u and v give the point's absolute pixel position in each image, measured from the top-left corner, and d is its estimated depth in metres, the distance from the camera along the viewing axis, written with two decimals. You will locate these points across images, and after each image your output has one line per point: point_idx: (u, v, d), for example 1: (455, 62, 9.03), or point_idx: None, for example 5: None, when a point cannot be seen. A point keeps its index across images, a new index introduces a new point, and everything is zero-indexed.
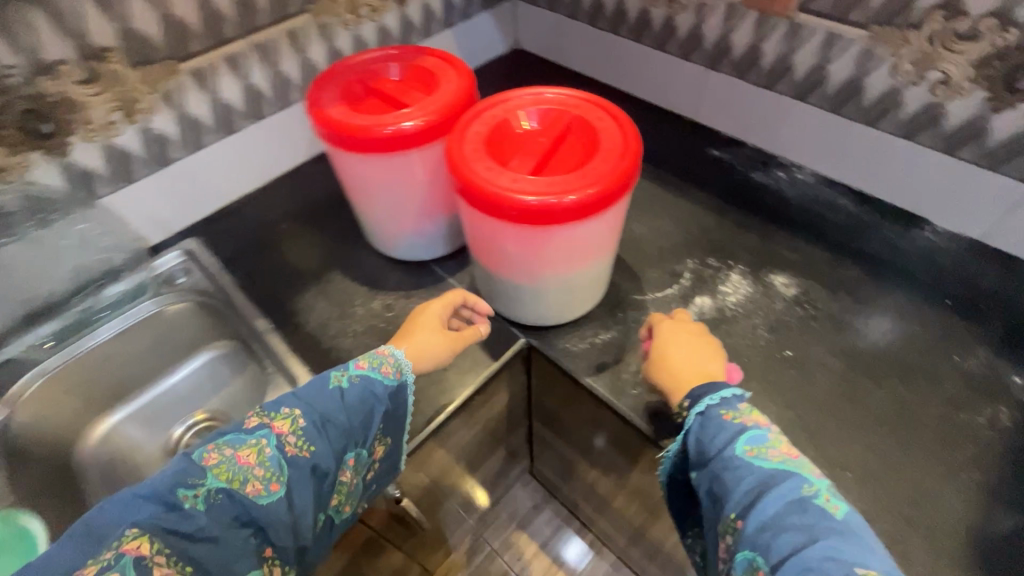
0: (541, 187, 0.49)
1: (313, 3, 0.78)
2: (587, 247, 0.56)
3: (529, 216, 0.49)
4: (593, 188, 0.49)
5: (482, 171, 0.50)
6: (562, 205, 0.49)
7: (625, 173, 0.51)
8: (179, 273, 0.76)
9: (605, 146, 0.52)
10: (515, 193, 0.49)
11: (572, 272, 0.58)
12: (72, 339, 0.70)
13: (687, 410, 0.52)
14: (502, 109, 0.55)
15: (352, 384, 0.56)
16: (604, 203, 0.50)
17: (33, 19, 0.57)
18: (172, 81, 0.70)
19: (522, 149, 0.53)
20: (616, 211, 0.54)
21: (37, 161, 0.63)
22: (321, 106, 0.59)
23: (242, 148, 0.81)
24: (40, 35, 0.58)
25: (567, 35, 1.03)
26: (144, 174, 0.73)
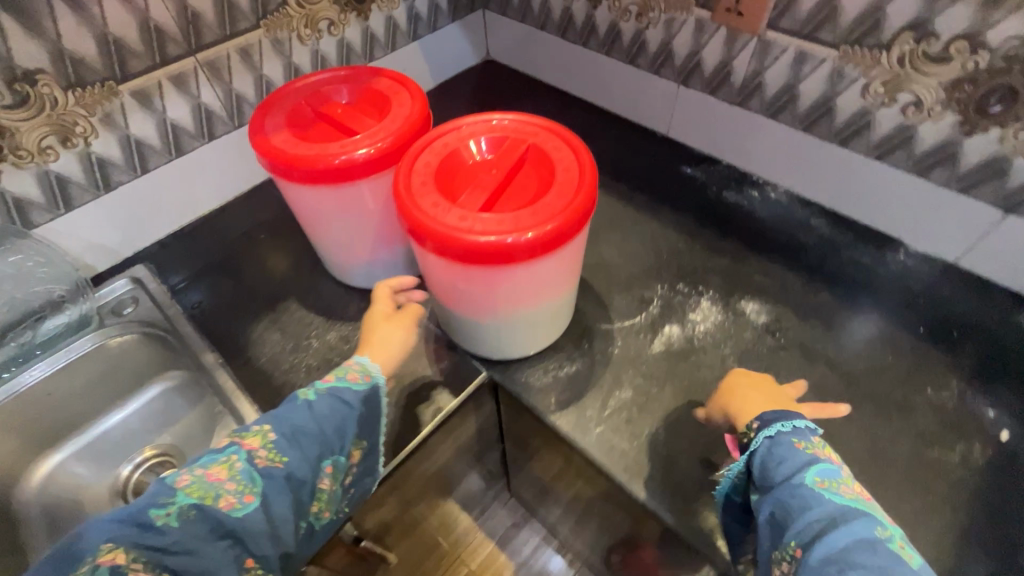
0: (489, 225, 0.46)
1: (266, 18, 0.74)
2: (545, 283, 0.53)
3: (480, 257, 0.46)
4: (547, 226, 0.46)
5: (429, 209, 0.47)
6: (514, 245, 0.46)
7: (581, 209, 0.48)
8: (126, 302, 0.72)
9: (561, 179, 0.50)
10: (464, 232, 0.46)
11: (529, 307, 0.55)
12: (8, 376, 0.66)
13: (755, 429, 0.48)
14: (453, 139, 0.53)
15: (320, 396, 0.53)
16: (560, 240, 0.48)
17: None
18: (112, 103, 0.66)
19: (473, 181, 0.50)
20: (574, 246, 0.52)
21: None
22: (264, 133, 0.56)
23: (194, 169, 0.77)
24: None
25: (538, 47, 1.00)
26: (85, 200, 0.69)
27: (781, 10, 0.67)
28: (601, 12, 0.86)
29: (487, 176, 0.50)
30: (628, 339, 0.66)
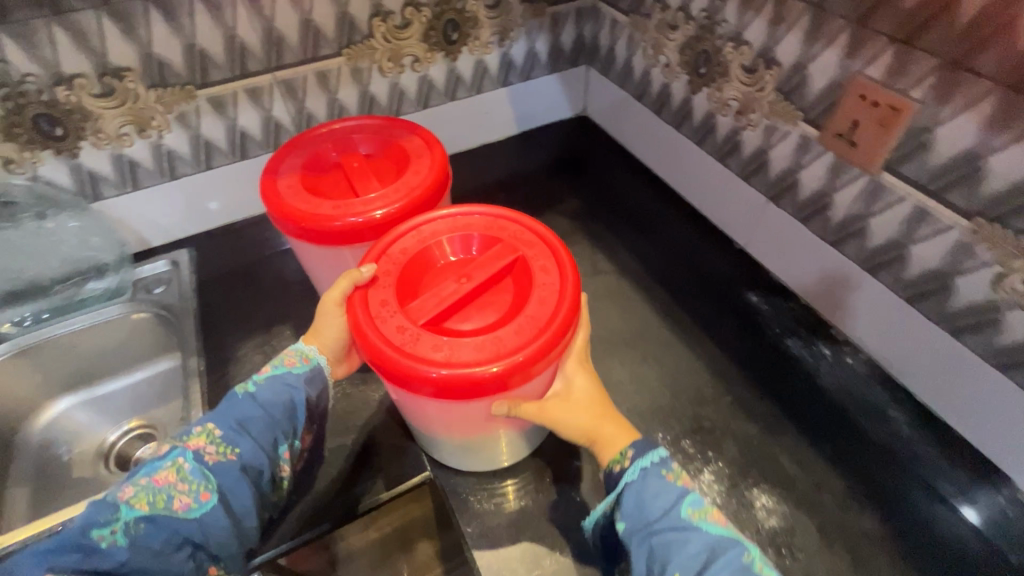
0: (423, 346, 0.43)
1: (349, 48, 0.75)
2: (487, 420, 0.48)
3: (408, 383, 0.43)
4: (486, 368, 0.42)
5: (377, 313, 0.45)
6: (444, 380, 0.42)
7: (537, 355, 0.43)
8: (160, 281, 0.77)
9: (529, 310, 0.45)
10: (399, 352, 0.43)
11: (466, 436, 0.50)
12: (44, 325, 0.73)
13: (630, 458, 0.43)
14: (437, 235, 0.51)
15: (261, 385, 0.49)
16: (502, 385, 0.43)
17: (55, 35, 0.59)
18: (188, 104, 0.70)
19: (438, 289, 0.47)
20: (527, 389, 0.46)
21: (46, 159, 0.67)
22: (276, 173, 0.55)
23: (253, 174, 0.81)
24: (61, 50, 0.60)
25: (631, 117, 0.92)
26: (149, 184, 0.75)
27: (905, 153, 0.53)
28: (700, 99, 0.76)
29: (454, 288, 0.47)
30: (601, 490, 0.56)
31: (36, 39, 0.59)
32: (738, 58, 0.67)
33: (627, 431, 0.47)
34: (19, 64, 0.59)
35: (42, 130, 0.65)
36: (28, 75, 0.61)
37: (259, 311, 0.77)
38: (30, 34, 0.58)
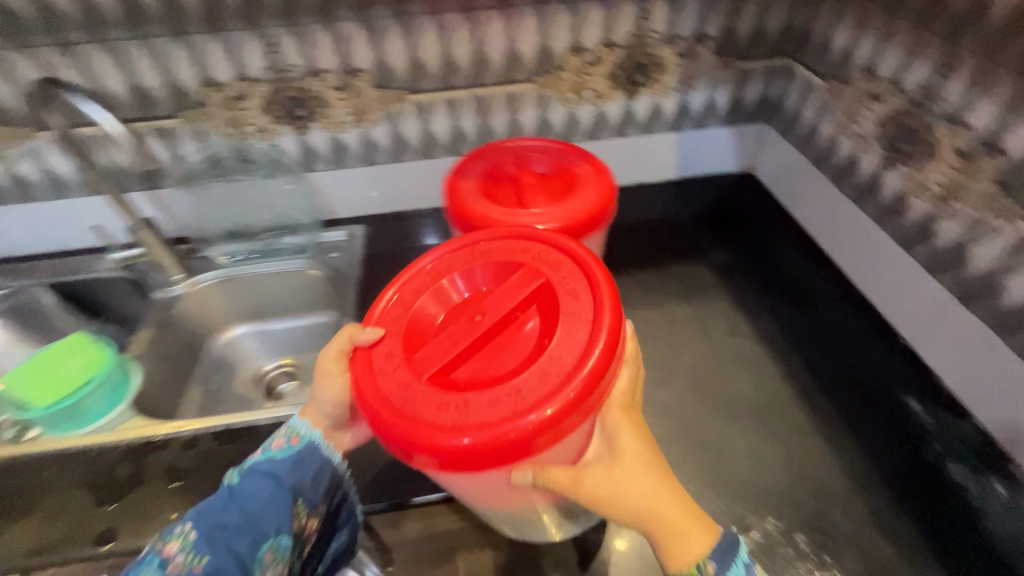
0: (430, 409, 0.42)
1: (541, 76, 0.82)
2: (503, 487, 0.47)
3: (413, 450, 0.42)
4: (503, 430, 0.40)
5: (381, 369, 0.46)
6: (460, 448, 0.40)
7: (561, 410, 0.40)
8: (336, 247, 0.89)
9: (557, 353, 0.43)
10: (400, 414, 0.42)
11: (490, 494, 0.48)
12: (246, 261, 0.87)
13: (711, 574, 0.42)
14: (448, 277, 0.52)
15: (244, 477, 0.50)
16: (522, 449, 0.41)
17: (321, 37, 0.73)
18: (398, 105, 0.82)
19: (452, 335, 0.47)
20: (550, 455, 0.44)
21: (286, 132, 0.82)
22: (460, 175, 0.62)
23: (431, 172, 0.91)
24: (322, 49, 0.74)
25: (802, 182, 0.88)
26: (350, 165, 0.88)
27: None
28: (893, 176, 0.70)
29: (465, 333, 0.47)
30: None
31: (308, 39, 0.73)
32: (951, 139, 0.61)
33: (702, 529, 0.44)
34: (291, 56, 0.74)
35: (290, 109, 0.80)
36: (295, 66, 0.75)
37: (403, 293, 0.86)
38: (305, 34, 0.73)
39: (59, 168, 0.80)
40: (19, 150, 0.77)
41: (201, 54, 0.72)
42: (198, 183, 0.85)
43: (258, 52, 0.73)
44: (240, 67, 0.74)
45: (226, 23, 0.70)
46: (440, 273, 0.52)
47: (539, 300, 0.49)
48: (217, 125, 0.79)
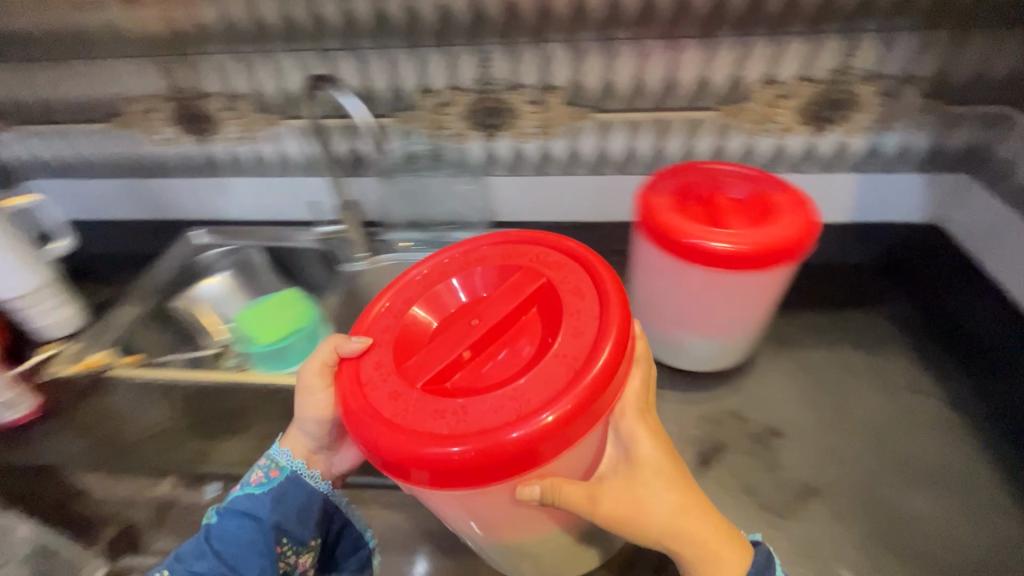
0: (424, 420, 0.45)
1: (727, 105, 0.83)
2: (501, 503, 0.49)
3: (409, 462, 0.44)
4: (508, 440, 0.43)
5: (373, 381, 0.49)
6: (461, 459, 0.43)
7: (568, 411, 0.43)
8: None
9: (562, 351, 0.47)
10: (396, 424, 0.45)
11: (487, 514, 0.50)
12: (420, 251, 0.97)
13: None
14: (437, 286, 0.57)
15: (224, 513, 0.59)
16: (526, 457, 0.43)
17: (529, 55, 0.80)
18: (582, 122, 0.87)
19: (448, 342, 0.51)
20: (549, 465, 0.46)
21: (476, 138, 0.90)
22: (653, 189, 0.65)
23: (597, 188, 0.94)
24: (527, 66, 0.81)
25: (1005, 236, 0.78)
26: (524, 173, 0.94)
27: None
28: None
29: (458, 338, 0.51)
30: None
31: (517, 57, 0.81)
32: None
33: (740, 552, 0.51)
34: (500, 71, 0.82)
35: (485, 118, 0.88)
36: (500, 80, 0.83)
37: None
38: (516, 53, 0.80)
39: (292, 150, 0.95)
40: (267, 133, 0.93)
41: (425, 64, 0.82)
42: (391, 176, 0.96)
43: (471, 65, 0.82)
44: (454, 78, 0.84)
45: (453, 39, 0.80)
46: (430, 281, 0.58)
47: (538, 303, 0.54)
48: (422, 126, 0.90)
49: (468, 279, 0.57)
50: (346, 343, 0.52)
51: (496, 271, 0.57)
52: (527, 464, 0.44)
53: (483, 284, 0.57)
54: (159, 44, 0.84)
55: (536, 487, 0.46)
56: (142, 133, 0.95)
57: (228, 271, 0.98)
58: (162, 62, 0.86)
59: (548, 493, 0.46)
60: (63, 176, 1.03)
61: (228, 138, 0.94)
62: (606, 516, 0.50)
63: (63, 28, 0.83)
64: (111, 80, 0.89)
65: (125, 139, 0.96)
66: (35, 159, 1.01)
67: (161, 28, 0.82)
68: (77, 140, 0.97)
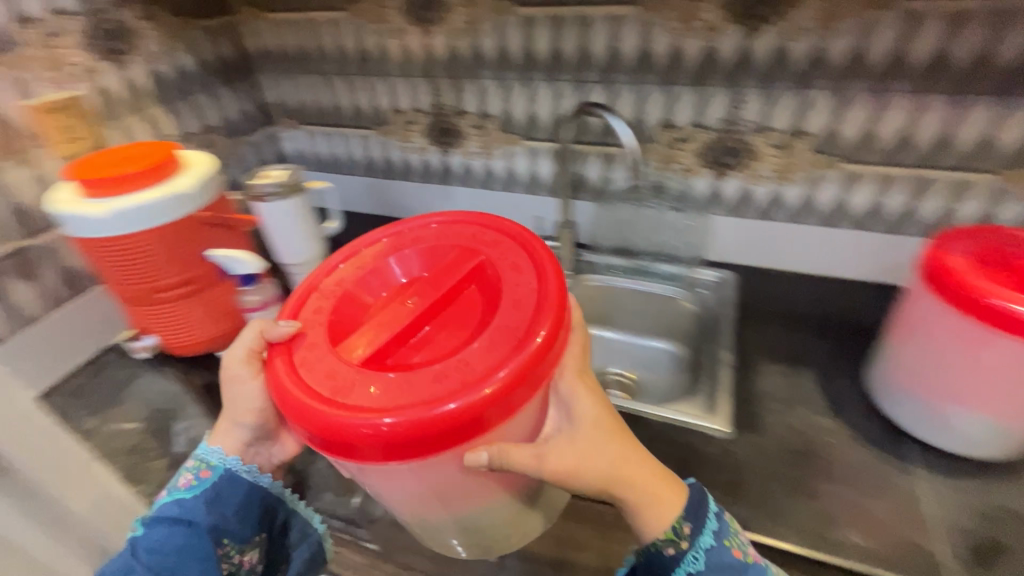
0: (362, 397, 0.45)
1: (1012, 170, 0.75)
2: (440, 475, 0.48)
3: (350, 438, 0.43)
4: (449, 409, 0.42)
5: (310, 363, 0.48)
6: (403, 430, 0.42)
7: (516, 374, 0.44)
8: (707, 285, 0.94)
9: (502, 325, 0.47)
10: (333, 400, 0.45)
11: (421, 494, 0.50)
12: (624, 276, 0.98)
13: (689, 536, 0.50)
14: (371, 268, 0.57)
15: (153, 522, 0.56)
16: (474, 423, 0.43)
17: (787, 100, 0.80)
18: (827, 171, 0.83)
19: (387, 319, 0.51)
20: (490, 432, 0.46)
21: (705, 176, 0.91)
22: (946, 247, 0.61)
23: (824, 241, 0.89)
24: (781, 111, 0.81)
25: None
26: (747, 216, 0.92)
27: None
28: None
29: (392, 312, 0.52)
30: None
31: (773, 101, 0.80)
32: None
33: (677, 500, 0.52)
34: (750, 113, 0.82)
35: (720, 157, 0.88)
36: (748, 121, 0.83)
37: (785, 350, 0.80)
38: (772, 97, 0.80)
39: (521, 168, 1.03)
40: (504, 150, 1.02)
41: (674, 101, 0.85)
42: (610, 201, 0.99)
43: (721, 106, 0.83)
44: (699, 115, 0.85)
45: (709, 79, 0.82)
46: (364, 265, 0.58)
47: (475, 279, 0.54)
48: (651, 158, 0.92)
49: (401, 261, 0.58)
50: (275, 329, 0.51)
51: (429, 252, 0.58)
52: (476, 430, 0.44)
53: (413, 264, 0.58)
54: (436, 67, 0.97)
55: (484, 455, 0.45)
56: (398, 140, 1.10)
57: None
58: (434, 82, 0.99)
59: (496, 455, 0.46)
60: (325, 170, 1.22)
61: (468, 152, 1.05)
62: (553, 474, 0.49)
63: (364, 50, 0.99)
64: (388, 94, 1.04)
65: (383, 144, 1.11)
66: (310, 153, 1.21)
67: (443, 53, 0.95)
68: (348, 142, 1.15)
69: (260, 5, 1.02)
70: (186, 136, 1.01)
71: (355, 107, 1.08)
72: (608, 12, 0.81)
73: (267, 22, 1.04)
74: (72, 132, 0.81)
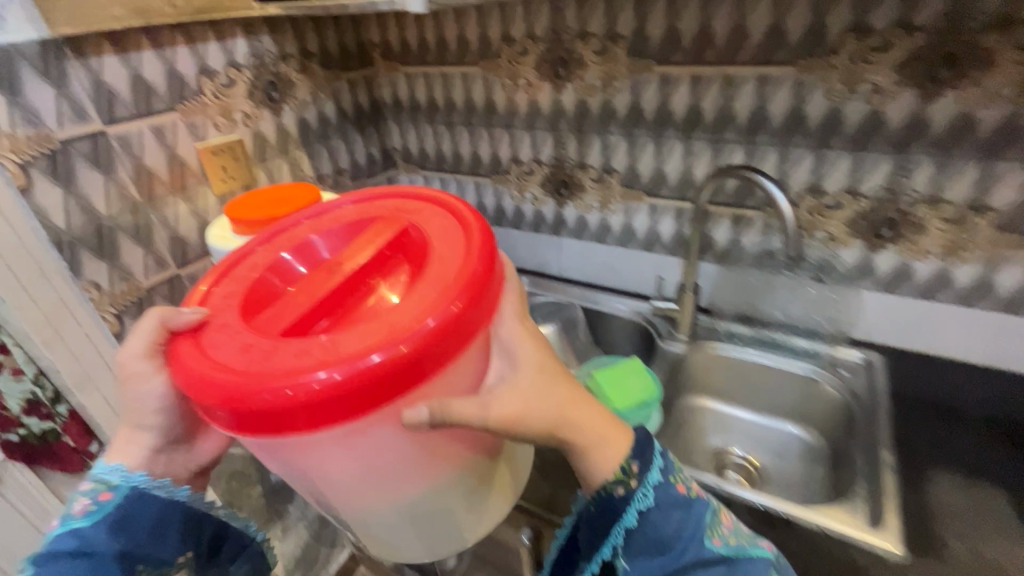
0: (278, 364, 0.40)
1: None
2: (374, 443, 0.43)
3: (264, 414, 0.38)
4: (372, 361, 0.38)
5: (219, 343, 0.44)
6: (324, 388, 0.38)
7: (448, 316, 0.41)
8: (849, 367, 0.84)
9: (434, 275, 0.45)
10: (249, 372, 0.40)
11: (351, 470, 0.45)
12: (749, 345, 0.91)
13: (633, 474, 0.49)
14: (289, 249, 0.55)
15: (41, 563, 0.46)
16: (407, 372, 0.39)
17: (967, 171, 0.71)
18: (1013, 251, 0.72)
19: (309, 289, 0.49)
20: (423, 385, 0.41)
21: (855, 246, 0.82)
22: None
23: (1002, 330, 0.77)
24: (959, 182, 0.72)
25: None
26: (903, 293, 0.81)
27: None
28: None
29: (315, 281, 0.50)
30: None
31: (949, 171, 0.72)
32: None
33: (616, 440, 0.50)
34: (919, 183, 0.74)
35: (875, 228, 0.80)
36: (915, 191, 0.75)
37: (974, 458, 0.71)
38: (948, 167, 0.71)
39: (639, 225, 0.99)
40: (624, 206, 0.99)
41: (826, 165, 0.79)
42: (736, 266, 0.92)
43: (883, 173, 0.75)
44: (853, 183, 0.78)
45: (871, 144, 0.74)
46: (279, 248, 0.55)
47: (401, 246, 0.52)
48: None
49: (320, 237, 0.57)
50: (175, 316, 0.46)
51: (350, 226, 0.57)
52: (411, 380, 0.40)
53: (335, 239, 0.57)
54: (561, 120, 0.96)
55: (424, 412, 0.40)
56: (513, 189, 1.10)
57: (553, 324, 1.03)
58: (558, 135, 0.98)
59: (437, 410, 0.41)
60: None
61: (585, 205, 1.03)
62: (498, 426, 0.45)
63: (491, 102, 1.02)
64: (510, 145, 1.05)
65: (498, 192, 1.12)
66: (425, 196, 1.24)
67: (571, 108, 0.94)
68: (463, 188, 1.16)
69: (397, 59, 1.08)
70: (319, 177, 1.06)
71: (475, 155, 1.10)
72: (758, 72, 0.77)
73: (402, 74, 1.09)
74: (227, 173, 0.87)
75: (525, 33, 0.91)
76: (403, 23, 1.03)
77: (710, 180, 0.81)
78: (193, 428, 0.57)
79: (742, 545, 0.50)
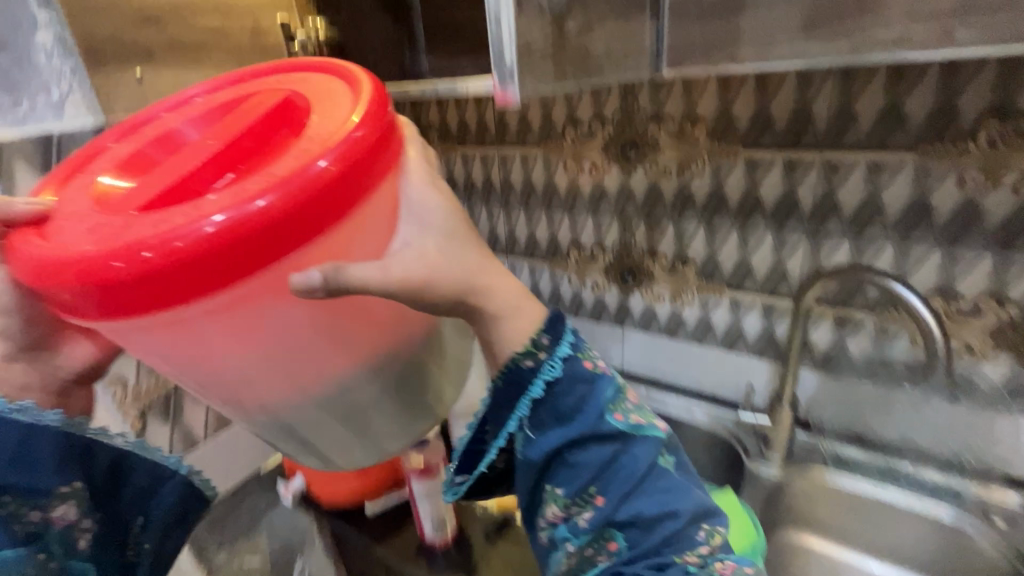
0: (131, 231, 0.31)
1: None
2: (264, 323, 0.35)
3: (108, 289, 0.30)
4: (248, 211, 0.30)
5: (62, 230, 0.34)
6: (189, 247, 0.30)
7: (344, 160, 0.33)
8: (1004, 513, 0.67)
9: (323, 128, 0.35)
10: (98, 247, 0.31)
11: (234, 355, 0.37)
12: (865, 475, 0.76)
13: (547, 351, 0.42)
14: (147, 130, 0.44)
15: None
16: (296, 224, 0.31)
17: None
18: None
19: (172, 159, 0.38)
20: (318, 242, 0.33)
21: (999, 360, 0.66)
22: None
23: None
24: None
25: None
26: None
27: None
28: None
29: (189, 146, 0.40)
30: None
31: None
32: None
33: (538, 315, 0.44)
34: None
35: None
36: None
37: None
38: None
39: (719, 320, 0.87)
40: (701, 298, 0.87)
41: (959, 265, 0.66)
42: (842, 374, 0.78)
43: None
44: (998, 287, 0.64)
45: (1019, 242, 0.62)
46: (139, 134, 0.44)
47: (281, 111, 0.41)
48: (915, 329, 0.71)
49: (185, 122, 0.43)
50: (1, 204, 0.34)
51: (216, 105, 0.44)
52: (305, 234, 0.32)
53: (204, 120, 0.43)
54: (629, 203, 0.88)
55: (315, 275, 0.31)
56: (573, 274, 1.00)
57: None
58: (625, 220, 0.90)
59: (336, 271, 0.32)
60: None
61: (655, 295, 0.92)
62: (405, 291, 0.36)
63: (552, 183, 0.95)
64: (570, 228, 0.97)
65: (555, 277, 1.03)
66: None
67: (641, 192, 0.86)
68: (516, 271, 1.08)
69: (455, 140, 1.04)
70: None
71: (532, 238, 1.03)
72: (870, 158, 0.67)
73: (459, 153, 1.05)
74: None
75: (592, 114, 0.85)
76: (463, 105, 1.00)
77: (817, 285, 0.70)
78: (51, 330, 0.47)
79: (645, 423, 0.44)
